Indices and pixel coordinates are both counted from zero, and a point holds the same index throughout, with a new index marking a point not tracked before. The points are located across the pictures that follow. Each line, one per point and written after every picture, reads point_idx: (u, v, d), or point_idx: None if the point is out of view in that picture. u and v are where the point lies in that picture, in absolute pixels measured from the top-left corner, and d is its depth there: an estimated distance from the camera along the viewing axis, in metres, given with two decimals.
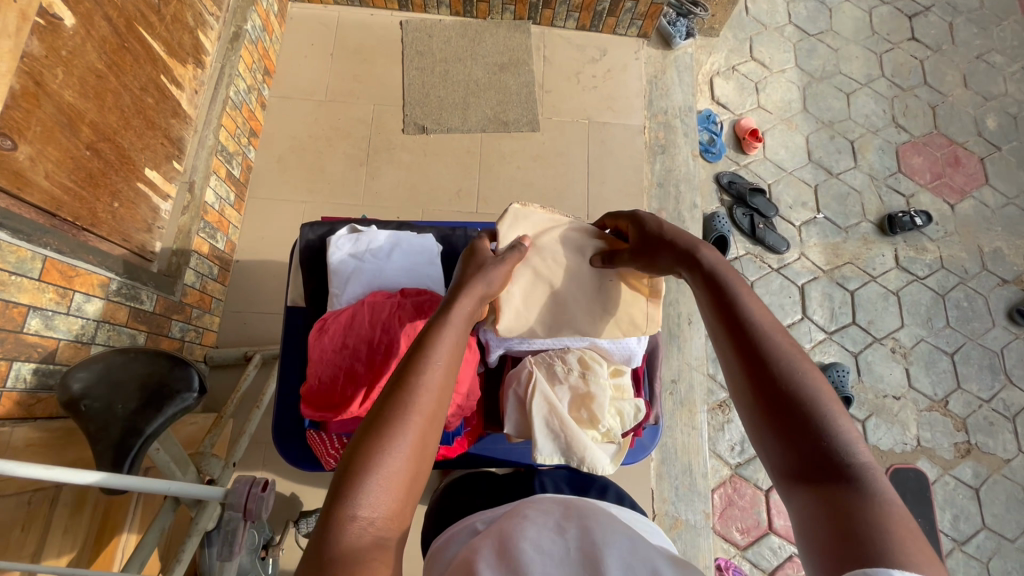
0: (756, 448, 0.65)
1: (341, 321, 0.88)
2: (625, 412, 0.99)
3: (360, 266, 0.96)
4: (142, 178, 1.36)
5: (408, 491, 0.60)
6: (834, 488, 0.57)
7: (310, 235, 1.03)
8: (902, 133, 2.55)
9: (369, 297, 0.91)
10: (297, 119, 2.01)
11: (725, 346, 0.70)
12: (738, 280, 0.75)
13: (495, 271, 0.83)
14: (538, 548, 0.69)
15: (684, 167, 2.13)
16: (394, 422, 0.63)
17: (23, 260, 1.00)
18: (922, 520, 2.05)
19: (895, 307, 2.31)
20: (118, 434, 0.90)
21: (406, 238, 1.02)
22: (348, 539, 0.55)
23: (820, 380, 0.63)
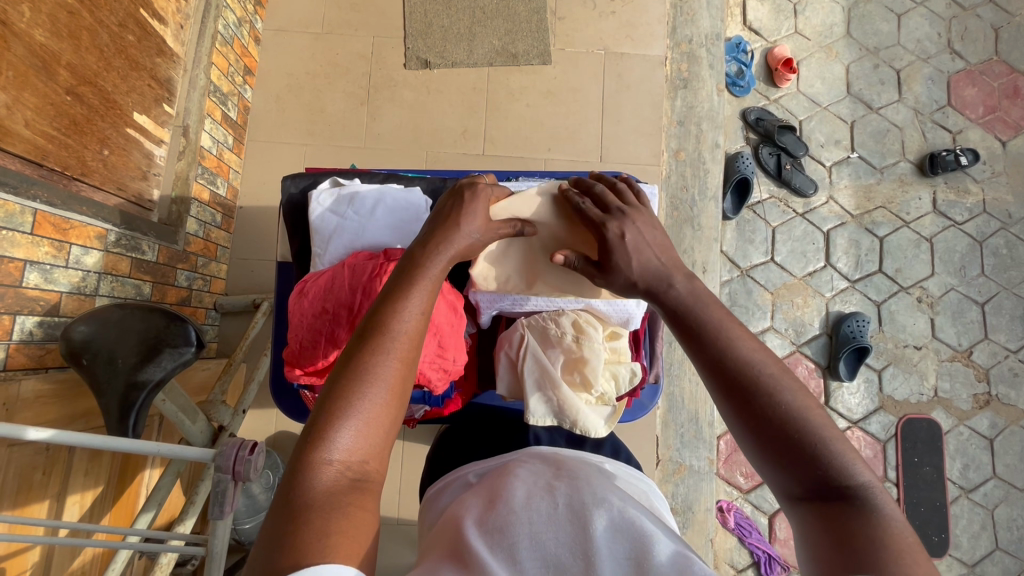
0: (758, 473, 0.69)
1: (321, 284, 0.85)
2: (620, 376, 0.96)
3: (341, 224, 0.92)
4: (131, 124, 1.32)
5: (382, 433, 0.65)
6: (838, 508, 0.62)
7: (293, 190, 1.00)
8: (956, 60, 2.30)
9: (349, 259, 0.87)
10: (293, 55, 1.89)
11: (714, 384, 0.72)
12: (718, 308, 0.77)
13: (477, 225, 0.81)
14: (525, 504, 0.68)
15: (707, 103, 1.97)
16: (366, 372, 0.65)
17: (12, 215, 0.98)
18: (929, 467, 2.06)
19: (927, 254, 2.19)
20: (121, 388, 0.92)
21: (392, 192, 0.96)
22: (320, 482, 0.59)
23: (810, 406, 0.68)
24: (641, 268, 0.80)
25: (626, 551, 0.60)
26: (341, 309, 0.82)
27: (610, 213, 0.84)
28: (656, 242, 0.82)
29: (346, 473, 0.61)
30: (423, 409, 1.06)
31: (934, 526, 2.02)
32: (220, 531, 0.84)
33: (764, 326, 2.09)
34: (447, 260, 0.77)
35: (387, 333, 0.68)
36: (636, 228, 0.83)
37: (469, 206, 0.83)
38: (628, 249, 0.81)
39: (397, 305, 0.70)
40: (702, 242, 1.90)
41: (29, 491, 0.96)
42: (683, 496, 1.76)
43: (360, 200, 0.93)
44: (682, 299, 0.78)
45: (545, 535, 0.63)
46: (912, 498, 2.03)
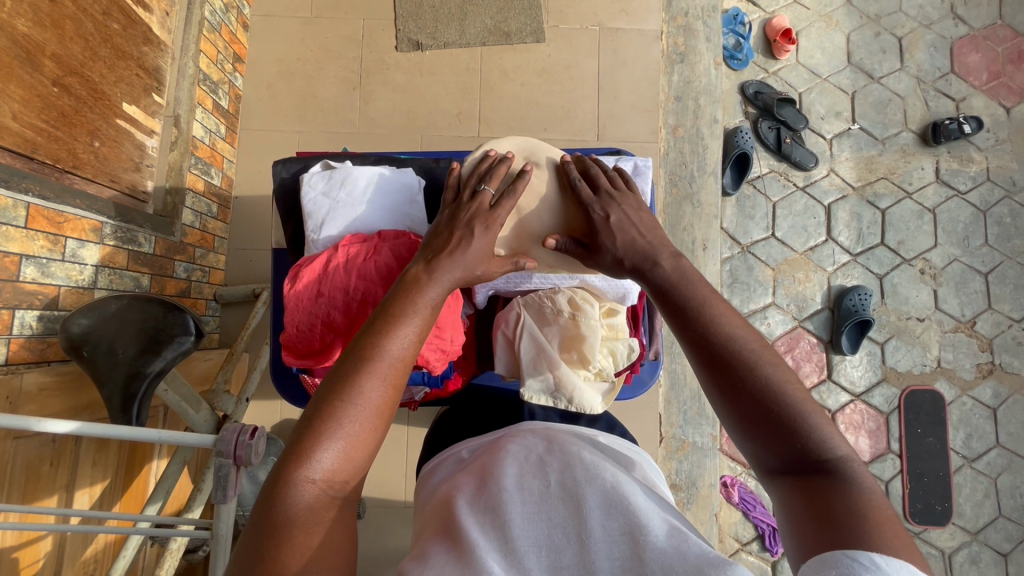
0: (738, 446, 0.70)
1: (314, 267, 0.84)
2: (618, 352, 0.95)
3: (334, 206, 0.91)
4: (121, 115, 1.30)
5: (365, 454, 0.66)
6: (816, 481, 0.62)
7: (284, 174, 0.98)
8: (959, 25, 2.25)
9: (342, 242, 0.87)
10: (282, 40, 1.86)
11: (697, 359, 0.73)
12: (703, 286, 0.79)
13: (476, 259, 0.83)
14: (518, 481, 0.69)
15: (705, 77, 1.94)
16: (354, 392, 0.67)
17: (5, 209, 0.98)
18: (933, 438, 2.07)
19: (929, 225, 2.17)
20: (123, 378, 0.92)
21: (384, 173, 0.95)
22: (301, 498, 0.60)
23: (790, 380, 0.68)
24: (626, 246, 0.86)
25: (624, 530, 0.60)
26: (337, 292, 0.82)
27: (600, 197, 0.91)
28: (644, 224, 0.88)
29: (327, 490, 0.62)
30: (423, 392, 1.05)
31: (937, 496, 2.03)
32: (224, 514, 0.86)
33: (765, 302, 2.08)
34: (446, 286, 0.79)
35: (380, 357, 0.70)
36: (622, 211, 0.90)
37: (477, 233, 0.84)
38: (613, 231, 0.87)
39: (390, 330, 0.72)
40: (701, 219, 1.89)
41: (38, 482, 0.97)
42: (686, 472, 1.77)
43: (352, 182, 0.92)
44: (667, 277, 0.80)
45: (532, 513, 0.64)
46: (915, 469, 2.04)
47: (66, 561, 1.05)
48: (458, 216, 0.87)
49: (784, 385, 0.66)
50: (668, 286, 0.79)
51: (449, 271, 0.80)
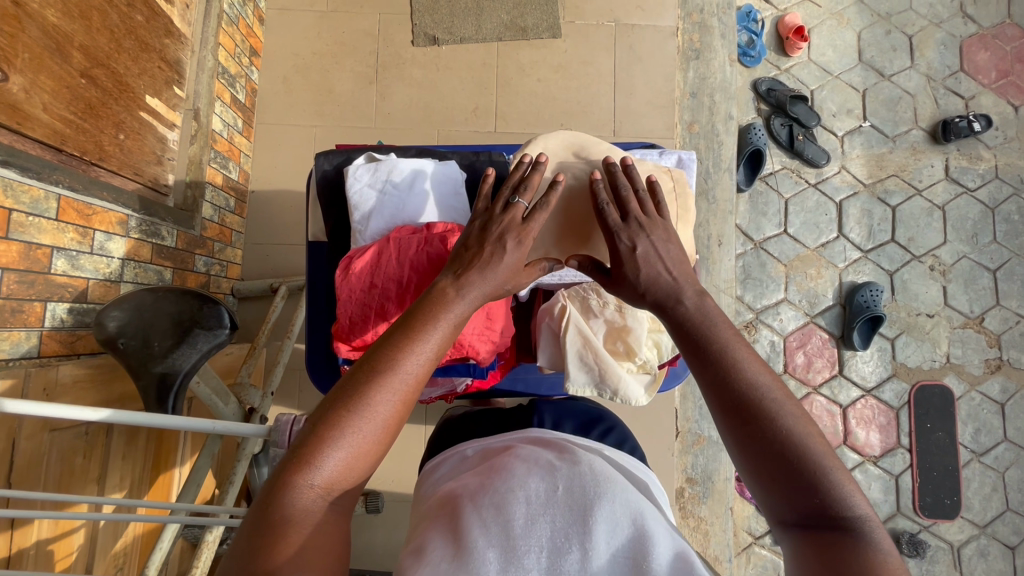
0: (751, 492, 0.71)
1: (367, 259, 0.84)
2: (663, 344, 0.97)
3: (381, 198, 0.90)
4: (144, 107, 1.30)
5: (367, 464, 0.66)
6: (831, 538, 0.63)
7: (326, 166, 0.95)
8: (969, 24, 2.27)
9: (393, 233, 0.86)
10: (297, 34, 1.85)
11: (718, 403, 0.73)
12: (726, 327, 0.77)
13: (508, 274, 0.79)
14: (529, 487, 0.69)
15: (720, 74, 1.94)
16: (363, 407, 0.66)
17: (37, 200, 0.97)
18: (942, 433, 2.09)
19: (939, 222, 2.19)
20: (157, 372, 0.92)
21: (429, 165, 0.94)
22: (298, 501, 0.62)
23: (812, 434, 0.68)
24: (650, 280, 0.83)
25: (623, 547, 0.61)
26: (390, 283, 0.83)
27: (629, 222, 0.86)
28: (670, 257, 0.84)
29: (324, 498, 0.63)
30: (465, 383, 1.04)
31: (946, 490, 2.06)
32: None
33: (778, 298, 2.10)
34: (474, 301, 0.76)
35: (394, 373, 0.68)
36: (649, 242, 0.86)
37: (509, 249, 0.80)
38: (638, 263, 0.84)
39: (409, 345, 0.70)
40: (716, 215, 1.89)
41: (71, 474, 0.97)
42: (702, 467, 1.79)
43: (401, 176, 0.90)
44: (689, 316, 0.79)
45: (545, 520, 0.65)
46: (925, 463, 2.07)
47: (98, 555, 1.05)
48: (489, 229, 0.82)
49: (807, 438, 0.67)
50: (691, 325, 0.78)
51: (478, 287, 0.77)
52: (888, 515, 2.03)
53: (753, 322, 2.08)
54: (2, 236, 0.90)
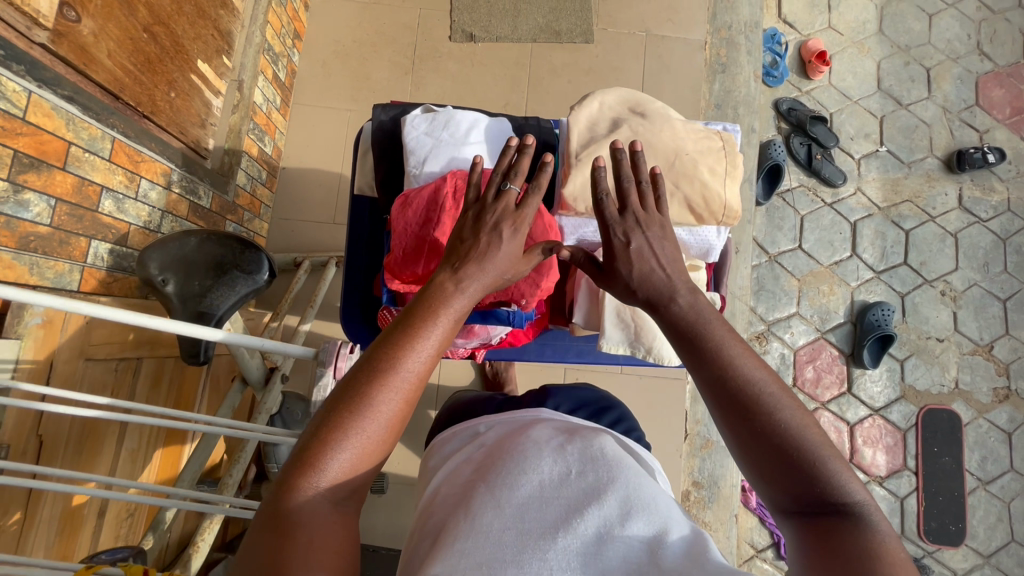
0: (752, 484, 0.70)
1: (424, 195, 0.86)
2: None
3: (437, 145, 0.90)
4: (195, 71, 1.34)
5: (373, 461, 0.65)
6: (832, 523, 0.62)
7: (382, 118, 0.96)
8: (985, 62, 2.35)
9: (450, 174, 0.87)
10: (339, 22, 1.92)
11: (715, 402, 0.71)
12: (721, 325, 0.75)
13: (506, 265, 0.77)
14: (537, 469, 0.69)
15: (744, 88, 2.00)
16: (366, 407, 0.64)
17: (95, 139, 1.00)
18: (948, 458, 2.09)
19: (951, 248, 2.22)
20: (195, 310, 0.94)
21: (483, 119, 0.96)
22: (306, 501, 0.61)
23: (809, 426, 0.67)
24: (642, 278, 0.79)
25: (638, 530, 0.61)
26: (444, 219, 0.84)
27: (626, 216, 0.81)
28: (664, 257, 0.80)
29: (334, 496, 0.62)
30: (502, 334, 1.01)
31: (951, 516, 2.04)
32: None
33: (790, 312, 2.11)
34: (474, 297, 0.74)
35: (396, 373, 0.66)
36: (644, 238, 0.81)
37: (504, 239, 0.77)
38: (631, 259, 0.80)
39: (411, 342, 0.67)
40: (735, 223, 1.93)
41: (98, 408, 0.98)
42: (708, 471, 1.78)
43: (456, 123, 0.92)
44: (682, 315, 0.76)
45: (555, 500, 0.65)
46: (930, 487, 2.05)
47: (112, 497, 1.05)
48: (483, 220, 0.79)
49: (804, 430, 0.65)
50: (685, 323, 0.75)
51: (477, 281, 0.74)
52: None
53: (764, 334, 2.09)
54: (59, 167, 0.92)
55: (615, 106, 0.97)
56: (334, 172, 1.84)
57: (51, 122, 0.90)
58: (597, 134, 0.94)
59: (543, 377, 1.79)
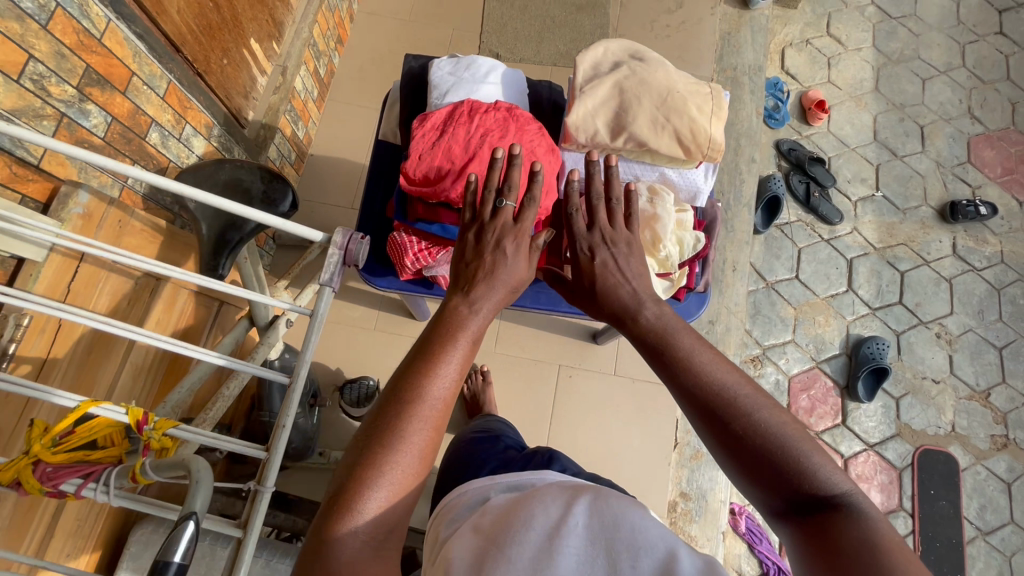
0: (739, 489, 0.68)
1: (445, 114, 0.93)
2: (685, 243, 0.98)
3: (458, 82, 0.99)
4: (247, 47, 1.48)
5: (412, 492, 0.65)
6: (824, 518, 0.61)
7: (413, 66, 1.06)
8: (976, 124, 2.49)
9: (471, 101, 0.95)
10: (379, 34, 2.12)
11: (693, 411, 0.70)
12: (690, 335, 0.75)
13: (513, 281, 0.77)
14: (545, 517, 0.66)
15: (747, 122, 2.14)
16: (398, 439, 0.65)
17: (154, 76, 1.11)
18: (946, 502, 2.03)
19: (946, 293, 2.27)
20: (218, 229, 1.03)
21: (502, 68, 1.05)
22: (346, 547, 0.61)
23: (788, 423, 0.66)
24: (608, 292, 0.82)
25: (647, 566, 0.59)
26: (462, 138, 0.90)
27: (593, 232, 0.87)
28: (630, 271, 0.83)
29: (376, 536, 0.63)
30: None
31: (949, 565, 1.96)
32: (323, 300, 0.74)
33: (785, 339, 2.14)
34: (489, 316, 0.75)
35: (422, 401, 0.67)
36: (609, 253, 0.86)
37: (510, 257, 0.78)
38: (599, 272, 0.84)
39: (431, 369, 0.69)
40: (732, 242, 2.01)
41: (115, 313, 1.03)
42: (697, 484, 1.75)
43: (477, 66, 1.01)
44: (654, 327, 0.76)
45: (567, 548, 0.62)
46: (927, 531, 1.99)
47: None
48: (483, 239, 0.81)
49: (782, 428, 0.65)
50: (658, 333, 0.76)
51: (488, 302, 0.75)
52: None
53: (759, 357, 2.12)
54: (121, 91, 1.03)
55: (619, 52, 1.03)
56: (358, 162, 1.96)
57: (122, 51, 1.01)
58: (601, 70, 1.01)
59: (537, 373, 1.81)
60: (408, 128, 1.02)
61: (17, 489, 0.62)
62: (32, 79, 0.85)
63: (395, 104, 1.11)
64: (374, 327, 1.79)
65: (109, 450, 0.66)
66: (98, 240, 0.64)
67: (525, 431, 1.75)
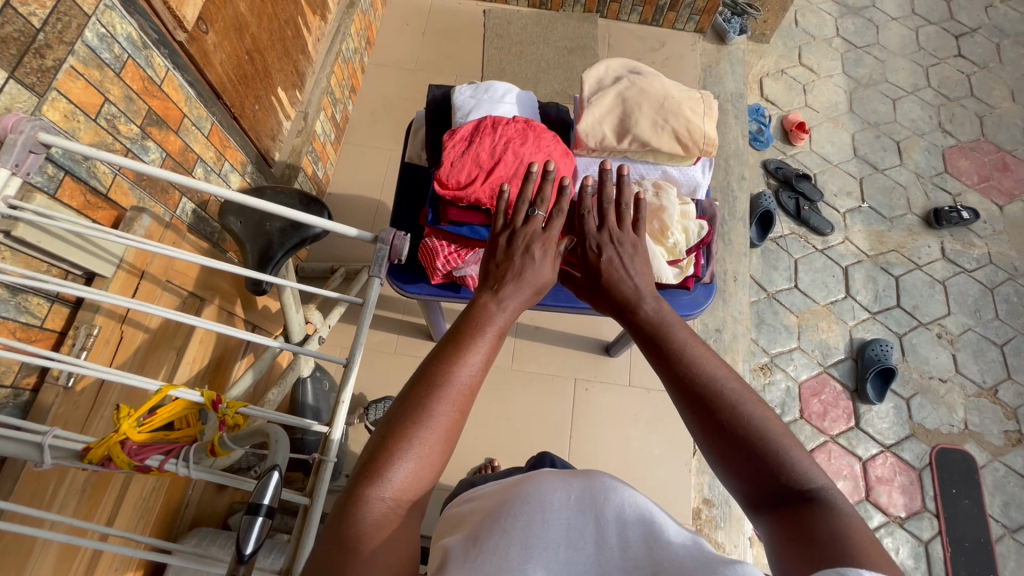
0: (720, 480, 0.68)
1: (469, 129, 1.05)
2: (691, 231, 1.09)
3: (478, 103, 1.12)
4: (274, 95, 1.63)
5: (437, 473, 0.63)
6: (797, 511, 0.60)
7: (435, 94, 1.20)
8: (948, 137, 2.66)
9: (491, 116, 1.08)
10: (389, 83, 2.30)
11: (682, 398, 0.71)
12: (684, 331, 0.77)
13: (540, 282, 0.82)
14: (540, 488, 0.62)
15: (734, 143, 2.29)
16: (427, 414, 0.64)
17: (201, 118, 1.25)
18: (969, 501, 2.03)
19: (941, 295, 2.35)
20: (264, 243, 1.13)
21: (515, 90, 1.18)
22: (370, 517, 0.57)
23: (769, 416, 0.67)
24: (613, 287, 0.86)
25: (634, 531, 0.55)
26: (487, 147, 1.02)
27: (602, 231, 0.92)
28: (634, 269, 0.87)
29: (398, 510, 0.59)
30: None
31: (981, 565, 1.94)
32: (372, 289, 0.82)
33: (790, 346, 2.21)
34: (514, 313, 0.77)
35: (450, 384, 0.67)
36: (615, 251, 0.90)
37: (537, 260, 0.83)
38: (603, 271, 0.87)
39: (460, 354, 0.70)
40: (731, 254, 2.12)
41: (166, 329, 1.12)
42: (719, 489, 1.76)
43: (494, 89, 1.14)
44: (649, 321, 0.79)
45: (555, 517, 0.57)
46: (954, 532, 1.97)
47: None
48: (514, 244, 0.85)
49: (764, 419, 0.66)
50: (652, 328, 0.78)
51: (516, 298, 0.79)
52: None
53: (768, 365, 2.17)
54: (174, 130, 1.16)
55: (619, 69, 1.16)
56: (373, 197, 2.09)
57: (177, 95, 1.15)
58: (604, 84, 1.14)
59: (554, 387, 1.86)
60: (435, 146, 1.15)
61: (105, 466, 0.68)
62: (106, 119, 0.97)
63: (418, 131, 1.23)
64: (395, 351, 1.85)
65: (184, 431, 0.73)
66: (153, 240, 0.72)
67: (546, 445, 1.78)
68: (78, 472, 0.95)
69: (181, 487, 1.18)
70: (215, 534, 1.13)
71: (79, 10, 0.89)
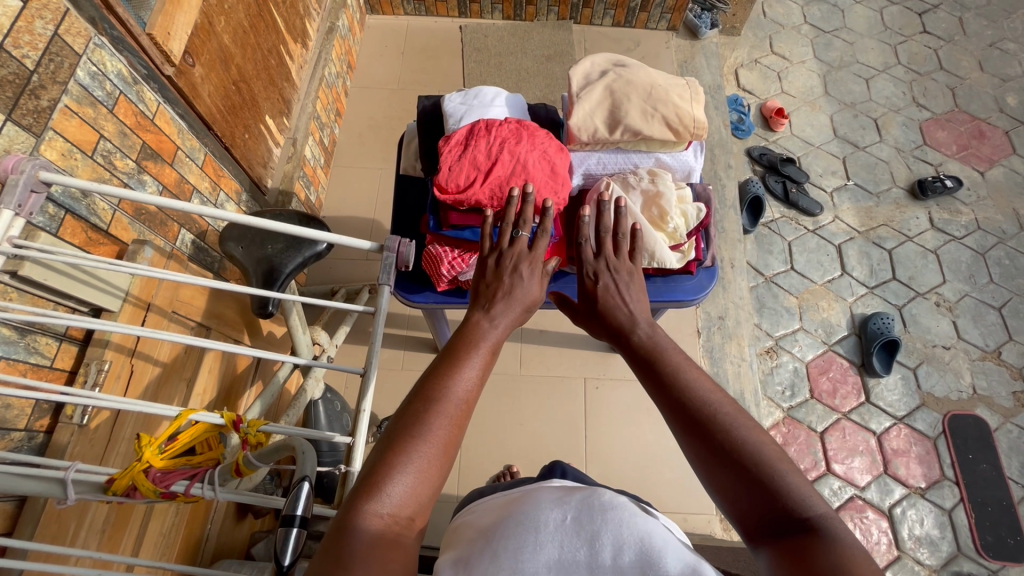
0: (716, 505, 0.65)
1: (463, 134, 1.07)
2: (689, 215, 1.12)
3: (469, 108, 1.14)
4: (263, 122, 1.64)
5: (435, 491, 0.61)
6: (799, 540, 0.57)
7: (425, 104, 1.23)
8: (923, 111, 2.71)
9: (484, 120, 1.10)
10: (373, 104, 2.33)
11: (677, 420, 0.70)
12: (678, 355, 0.76)
13: (527, 301, 0.80)
14: (536, 512, 0.59)
15: (717, 133, 2.33)
16: (425, 429, 0.62)
17: (194, 149, 1.26)
18: (987, 465, 2.04)
19: (935, 264, 2.38)
20: (268, 266, 1.12)
21: (504, 93, 1.21)
22: (365, 534, 0.55)
23: (766, 440, 0.65)
24: (606, 309, 0.86)
25: (630, 558, 0.52)
26: (482, 151, 1.04)
27: (599, 259, 0.91)
28: (631, 295, 0.87)
29: (395, 527, 0.57)
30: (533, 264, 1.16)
31: (1006, 528, 1.94)
32: (383, 295, 0.83)
33: (794, 327, 2.22)
34: (506, 331, 0.76)
35: (446, 399, 0.65)
36: (613, 278, 0.90)
37: (526, 278, 0.82)
38: (600, 294, 0.87)
39: (454, 369, 0.68)
40: (726, 241, 2.14)
41: (174, 362, 1.11)
42: None
43: (483, 93, 1.17)
44: (643, 345, 0.79)
45: (548, 539, 0.55)
46: (976, 497, 1.97)
47: None
48: (503, 263, 0.84)
49: (759, 442, 0.64)
50: (645, 351, 0.78)
51: (506, 316, 0.77)
52: (950, 556, 1.89)
53: (773, 348, 2.18)
54: (169, 163, 1.17)
55: (604, 63, 1.19)
56: (367, 217, 2.10)
57: (169, 128, 1.16)
58: (591, 79, 1.16)
59: (565, 389, 1.85)
60: (430, 155, 1.17)
61: (131, 497, 0.67)
62: (103, 155, 0.98)
63: (411, 142, 1.25)
64: (402, 367, 1.85)
65: (207, 455, 0.71)
66: (162, 267, 0.72)
67: (563, 448, 1.77)
68: (99, 507, 0.93)
69: (200, 520, 1.16)
70: (240, 564, 1.11)
71: (70, 50, 0.91)
